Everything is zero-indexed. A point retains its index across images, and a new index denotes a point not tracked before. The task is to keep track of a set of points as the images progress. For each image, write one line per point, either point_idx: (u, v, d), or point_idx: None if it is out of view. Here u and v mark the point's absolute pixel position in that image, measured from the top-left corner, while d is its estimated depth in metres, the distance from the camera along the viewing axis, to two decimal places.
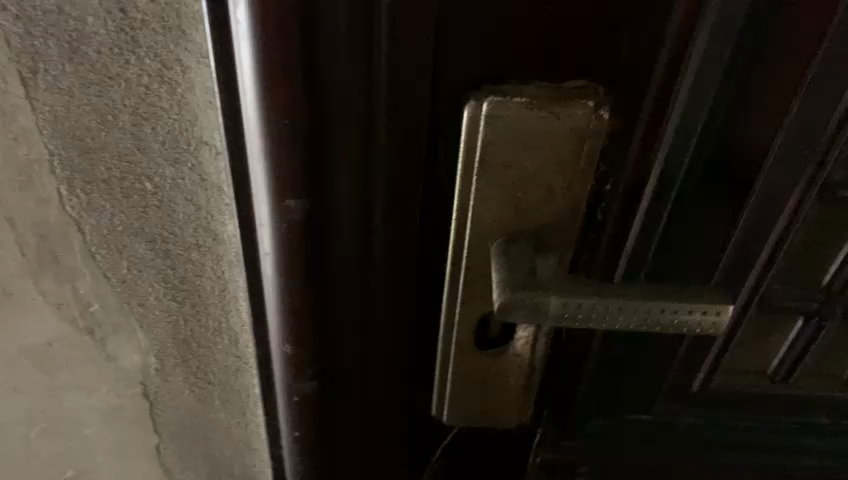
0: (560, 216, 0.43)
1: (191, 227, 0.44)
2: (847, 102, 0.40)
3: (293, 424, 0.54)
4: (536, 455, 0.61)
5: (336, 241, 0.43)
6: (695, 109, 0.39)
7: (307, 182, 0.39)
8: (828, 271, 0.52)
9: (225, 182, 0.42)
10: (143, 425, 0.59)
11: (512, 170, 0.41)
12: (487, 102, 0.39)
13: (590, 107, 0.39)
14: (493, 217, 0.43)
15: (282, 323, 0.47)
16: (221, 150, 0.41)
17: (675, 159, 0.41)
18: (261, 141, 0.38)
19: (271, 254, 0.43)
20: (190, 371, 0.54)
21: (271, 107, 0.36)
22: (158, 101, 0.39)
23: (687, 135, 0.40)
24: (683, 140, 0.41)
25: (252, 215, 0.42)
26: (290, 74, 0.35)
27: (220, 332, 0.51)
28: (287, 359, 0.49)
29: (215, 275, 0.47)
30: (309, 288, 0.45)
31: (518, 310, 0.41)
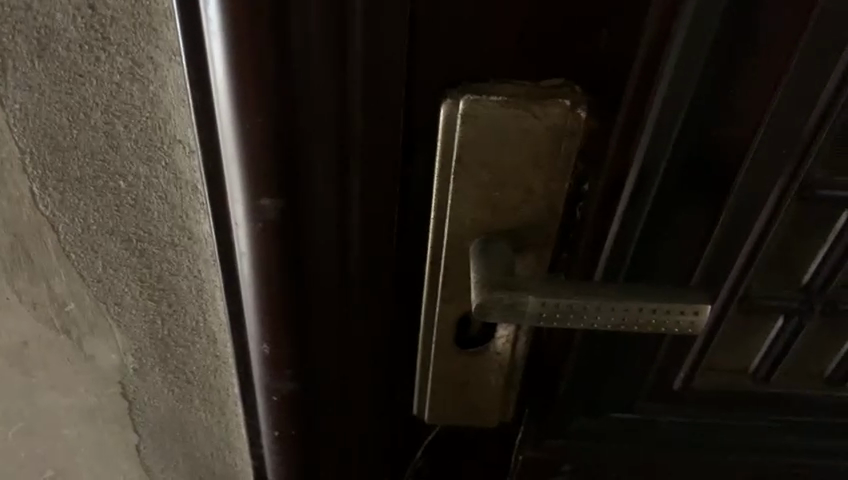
0: (538, 216, 0.43)
1: (167, 226, 0.44)
2: (823, 103, 0.40)
3: (272, 424, 0.53)
4: (519, 453, 0.62)
5: (313, 242, 0.43)
6: (672, 108, 0.39)
7: (282, 182, 0.39)
8: (807, 271, 0.52)
9: (199, 181, 0.41)
10: (122, 426, 0.58)
11: (490, 169, 0.41)
12: (464, 101, 0.39)
13: (567, 106, 0.39)
14: (471, 217, 0.43)
15: (260, 323, 0.46)
16: (194, 149, 0.40)
17: (652, 158, 0.41)
18: (234, 140, 0.37)
19: (247, 253, 0.42)
20: (169, 370, 0.53)
21: (244, 106, 0.36)
22: (130, 99, 0.38)
23: (664, 135, 0.40)
24: (661, 140, 0.40)
25: (227, 215, 0.41)
26: (262, 74, 0.35)
27: (198, 332, 0.50)
28: (266, 358, 0.49)
29: (192, 274, 0.47)
30: (286, 288, 0.44)
31: (496, 311, 0.41)
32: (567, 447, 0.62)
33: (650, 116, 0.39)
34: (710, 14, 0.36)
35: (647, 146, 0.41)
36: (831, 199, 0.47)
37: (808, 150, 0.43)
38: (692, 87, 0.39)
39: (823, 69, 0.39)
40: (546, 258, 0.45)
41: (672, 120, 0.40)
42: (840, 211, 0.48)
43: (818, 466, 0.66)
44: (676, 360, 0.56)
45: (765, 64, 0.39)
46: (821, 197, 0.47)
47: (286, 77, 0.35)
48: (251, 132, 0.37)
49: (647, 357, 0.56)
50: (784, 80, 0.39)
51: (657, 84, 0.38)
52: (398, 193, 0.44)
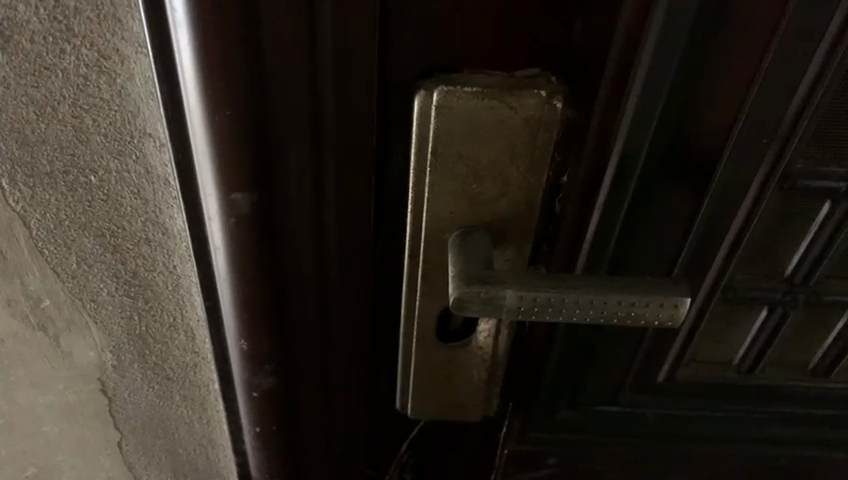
0: (517, 209, 0.43)
1: (140, 221, 0.43)
2: (803, 93, 0.40)
3: (254, 420, 0.53)
4: (503, 447, 0.63)
5: (288, 237, 0.42)
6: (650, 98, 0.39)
7: (255, 176, 0.38)
8: (790, 263, 0.52)
9: (171, 174, 0.41)
10: (103, 423, 0.58)
11: (466, 162, 0.40)
12: (437, 91, 0.38)
13: (543, 96, 0.38)
14: (449, 210, 0.43)
15: (237, 319, 0.46)
16: (165, 142, 0.40)
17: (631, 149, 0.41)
18: (204, 132, 0.37)
19: (222, 248, 0.42)
20: (148, 367, 0.53)
21: (212, 98, 0.35)
22: (98, 92, 0.37)
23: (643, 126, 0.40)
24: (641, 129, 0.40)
25: (201, 209, 0.41)
26: (229, 66, 0.34)
27: (176, 328, 0.50)
28: (245, 355, 0.48)
29: (168, 270, 0.46)
30: (263, 283, 0.44)
31: (474, 305, 0.40)
32: (552, 438, 0.63)
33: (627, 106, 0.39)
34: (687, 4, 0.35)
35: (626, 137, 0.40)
36: (814, 190, 0.46)
37: (789, 140, 0.42)
38: (671, 77, 0.38)
39: (802, 58, 0.38)
40: (526, 250, 0.45)
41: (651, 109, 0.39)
42: (823, 203, 0.48)
43: (803, 456, 0.66)
44: (661, 353, 0.56)
45: (743, 53, 0.38)
46: (804, 187, 0.46)
47: (255, 69, 0.34)
48: (220, 125, 0.36)
49: (631, 349, 0.55)
50: (764, 68, 0.39)
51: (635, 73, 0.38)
52: (373, 187, 0.44)
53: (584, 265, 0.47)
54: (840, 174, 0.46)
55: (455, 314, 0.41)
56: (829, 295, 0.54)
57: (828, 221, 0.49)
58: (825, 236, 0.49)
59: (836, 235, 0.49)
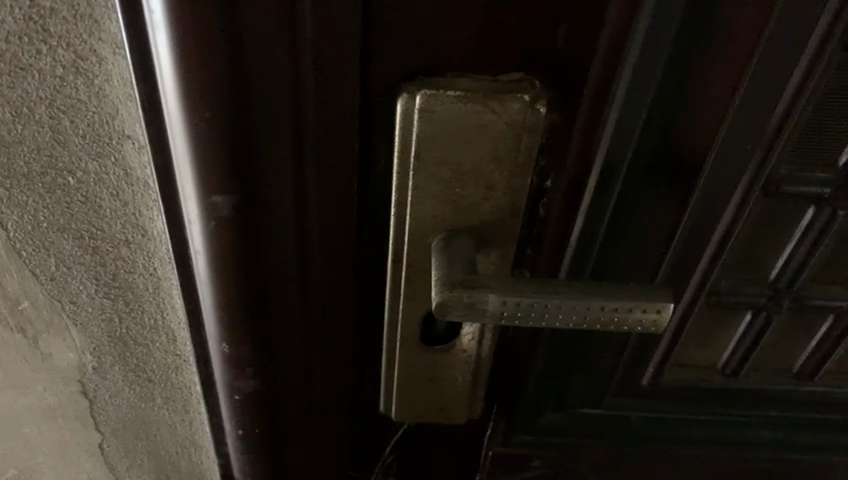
0: (500, 213, 0.42)
1: (119, 223, 0.43)
2: (786, 100, 0.40)
3: (236, 423, 0.52)
4: (488, 450, 0.63)
5: (269, 240, 0.41)
6: (634, 102, 0.38)
7: (235, 180, 0.38)
8: (775, 268, 0.52)
9: (150, 177, 0.40)
10: (84, 424, 0.57)
11: (449, 166, 0.40)
12: (420, 95, 0.38)
13: (526, 101, 0.38)
14: (432, 215, 0.42)
15: (218, 322, 0.45)
16: (144, 144, 0.39)
17: (615, 153, 0.41)
18: (183, 135, 0.36)
19: (202, 251, 0.41)
20: (129, 369, 0.52)
21: (191, 101, 0.35)
22: (75, 94, 0.37)
23: (627, 129, 0.40)
24: (623, 134, 0.40)
25: (180, 211, 0.40)
26: (208, 67, 0.34)
27: (157, 330, 0.49)
28: (226, 358, 0.48)
29: (148, 272, 0.46)
30: (244, 286, 0.43)
31: (457, 310, 0.40)
32: (537, 439, 0.63)
33: (611, 110, 0.39)
34: (670, 9, 0.35)
35: (609, 141, 0.40)
36: (798, 195, 0.46)
37: (771, 148, 0.43)
38: (655, 81, 0.38)
39: (785, 63, 0.38)
40: (510, 254, 0.45)
41: (634, 114, 0.39)
42: (806, 208, 0.48)
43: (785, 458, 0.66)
44: (645, 356, 0.56)
45: (728, 60, 0.38)
46: (787, 192, 0.46)
47: (235, 71, 0.34)
48: (199, 128, 0.36)
49: (616, 353, 0.55)
50: (747, 74, 0.38)
51: (618, 77, 0.37)
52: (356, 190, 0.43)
53: (567, 269, 0.47)
54: (822, 180, 0.46)
55: (438, 318, 0.41)
56: (812, 299, 0.54)
57: (811, 225, 0.49)
58: (808, 240, 0.50)
59: (818, 240, 0.49)
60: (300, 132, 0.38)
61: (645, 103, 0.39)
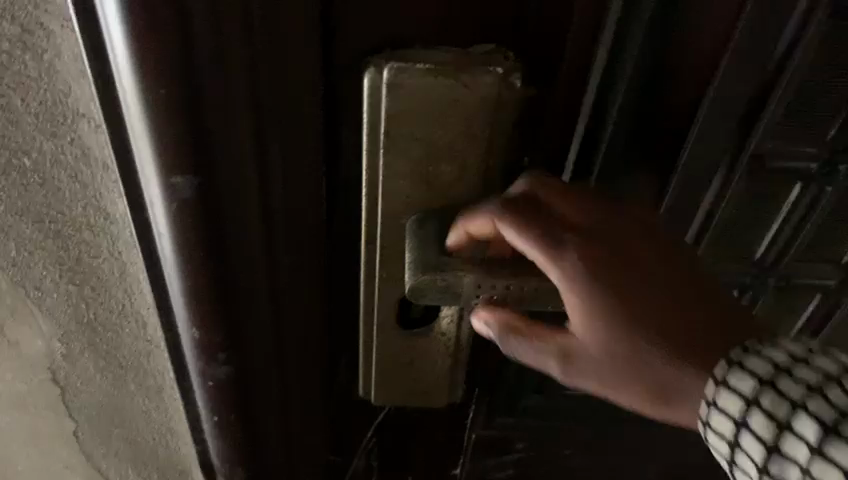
0: (476, 192, 0.41)
1: (80, 206, 0.41)
2: (775, 63, 0.39)
3: (212, 409, 0.51)
4: (471, 432, 0.62)
5: (234, 224, 0.40)
6: (618, 62, 0.38)
7: (196, 160, 0.36)
8: (761, 246, 0.51)
9: (109, 157, 0.39)
10: (55, 411, 0.56)
11: (421, 146, 0.39)
12: (387, 69, 0.36)
13: (499, 75, 0.36)
14: (404, 194, 0.41)
15: (187, 307, 0.44)
16: (100, 123, 0.37)
17: (600, 114, 0.40)
18: (139, 112, 0.34)
19: (167, 234, 0.40)
20: (99, 356, 0.51)
21: (144, 77, 0.33)
22: (24, 70, 0.35)
23: (611, 93, 0.39)
24: (605, 98, 0.39)
25: (142, 193, 0.39)
26: (159, 39, 0.32)
27: (126, 315, 0.48)
28: (197, 343, 0.46)
29: (113, 256, 0.44)
30: (210, 270, 0.42)
31: (430, 295, 0.40)
32: (517, 422, 0.62)
33: (592, 71, 0.38)
34: None
35: (589, 108, 0.40)
36: (783, 171, 0.45)
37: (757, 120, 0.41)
38: (639, 43, 0.37)
39: (772, 24, 0.37)
40: None
41: (617, 74, 0.38)
42: (792, 185, 0.46)
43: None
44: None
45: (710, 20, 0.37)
46: (773, 169, 0.45)
47: (189, 44, 0.32)
48: (154, 105, 0.34)
49: None
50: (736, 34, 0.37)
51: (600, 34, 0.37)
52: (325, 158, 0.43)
53: None
54: (809, 153, 0.44)
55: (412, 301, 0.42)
56: (798, 277, 0.53)
57: (798, 202, 0.47)
58: (794, 219, 0.48)
59: (805, 217, 0.48)
60: (262, 109, 0.36)
61: (628, 64, 0.38)
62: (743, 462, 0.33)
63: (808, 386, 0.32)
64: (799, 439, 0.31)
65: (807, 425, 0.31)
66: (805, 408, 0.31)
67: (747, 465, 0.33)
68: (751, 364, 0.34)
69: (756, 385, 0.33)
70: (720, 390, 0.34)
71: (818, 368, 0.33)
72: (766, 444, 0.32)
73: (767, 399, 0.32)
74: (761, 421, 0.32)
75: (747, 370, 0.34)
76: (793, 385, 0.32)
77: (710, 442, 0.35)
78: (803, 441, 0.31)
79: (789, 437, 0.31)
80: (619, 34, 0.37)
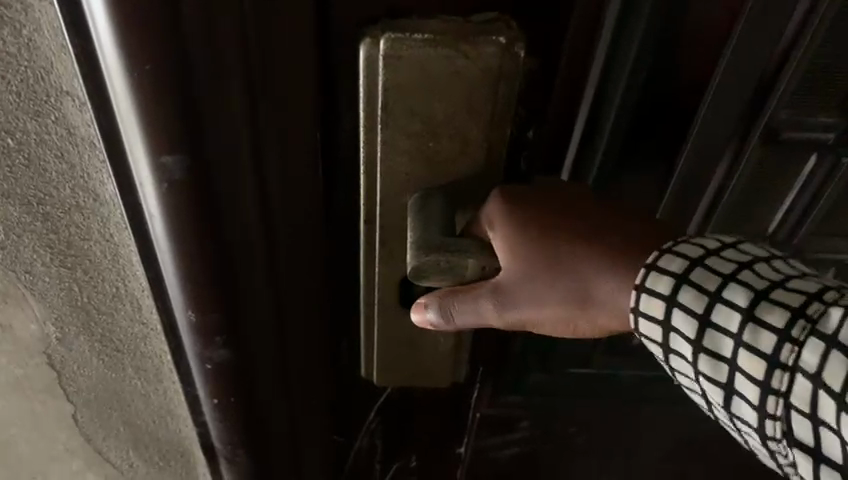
0: (478, 168, 0.39)
1: (68, 188, 0.40)
2: (791, 32, 0.37)
3: (210, 391, 0.50)
4: (476, 411, 0.62)
5: (228, 204, 0.38)
6: (626, 35, 0.37)
7: (187, 139, 0.35)
8: (774, 220, 0.49)
9: (95, 137, 0.37)
10: (53, 395, 0.55)
11: (419, 120, 0.37)
12: (383, 40, 0.35)
13: (502, 45, 0.34)
14: (404, 171, 0.39)
15: (182, 290, 0.43)
16: (85, 101, 0.36)
17: (606, 88, 0.39)
18: (125, 89, 0.33)
19: (158, 216, 0.38)
20: (95, 339, 0.50)
21: (130, 51, 0.31)
22: (3, 46, 0.33)
23: (617, 66, 0.38)
24: (612, 69, 0.38)
25: (130, 173, 0.37)
26: (144, 9, 0.30)
27: (120, 298, 0.47)
28: (193, 325, 0.45)
29: (104, 238, 0.43)
30: (206, 254, 0.40)
31: (430, 272, 0.38)
32: (521, 402, 0.61)
33: (603, 31, 0.36)
34: None
35: (601, 70, 0.38)
36: (798, 142, 0.43)
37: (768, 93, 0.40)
38: (646, 14, 0.36)
39: None
40: None
41: (627, 34, 0.37)
42: (807, 158, 0.45)
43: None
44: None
45: None
46: (787, 140, 0.43)
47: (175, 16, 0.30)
48: (140, 81, 0.32)
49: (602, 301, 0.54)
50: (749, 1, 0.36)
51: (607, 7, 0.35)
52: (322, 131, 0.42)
53: None
54: (824, 123, 0.43)
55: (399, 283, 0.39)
56: (811, 252, 0.51)
57: (813, 175, 0.46)
58: (808, 193, 0.47)
59: (820, 191, 0.46)
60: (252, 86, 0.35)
61: (635, 33, 0.37)
62: (673, 339, 0.35)
63: (736, 263, 0.34)
64: (733, 308, 0.33)
65: (739, 294, 0.33)
66: (733, 279, 0.33)
67: (675, 339, 0.35)
68: (680, 248, 0.35)
69: (688, 264, 0.34)
70: (649, 273, 0.35)
71: (735, 251, 0.35)
72: (698, 318, 0.34)
73: (696, 275, 0.34)
74: (697, 298, 0.34)
75: (673, 251, 0.35)
76: (723, 262, 0.34)
77: (641, 323, 0.36)
78: (737, 310, 0.33)
79: (723, 307, 0.33)
80: (625, 8, 0.35)
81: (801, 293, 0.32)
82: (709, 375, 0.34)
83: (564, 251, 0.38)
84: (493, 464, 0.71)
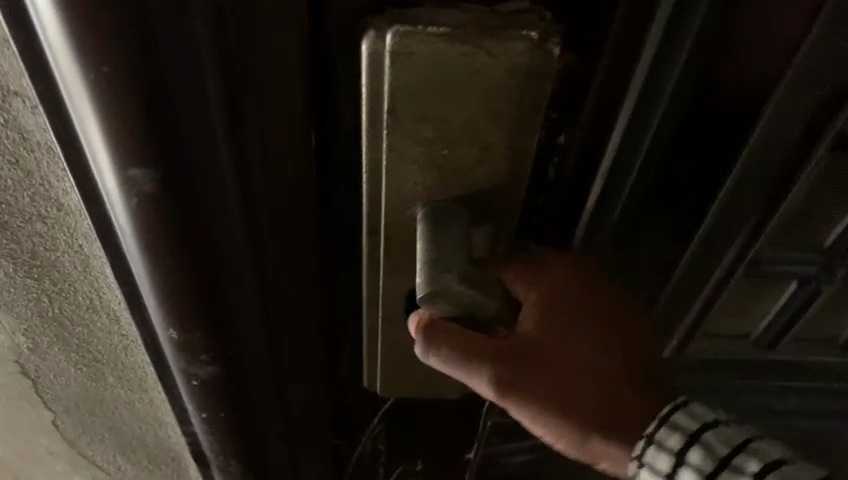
0: (500, 179, 0.35)
1: (27, 196, 0.35)
2: None
3: (199, 407, 0.46)
4: (487, 419, 0.57)
5: (211, 225, 0.33)
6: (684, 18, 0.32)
7: (158, 152, 0.29)
8: (831, 232, 0.47)
9: (53, 143, 0.32)
10: (30, 402, 0.50)
11: (438, 122, 0.32)
12: (391, 32, 0.29)
13: (534, 41, 0.29)
14: (413, 182, 0.34)
15: (162, 308, 0.38)
16: (37, 103, 0.30)
17: (657, 74, 0.34)
18: (82, 94, 0.27)
19: (130, 231, 0.33)
20: (70, 349, 0.45)
21: (82, 51, 0.26)
22: None
23: (673, 49, 0.33)
24: (668, 52, 0.34)
25: (96, 184, 0.32)
26: (98, 2, 0.24)
27: (95, 310, 0.42)
28: (176, 343, 0.40)
29: (73, 249, 0.38)
30: (186, 275, 0.35)
31: (441, 304, 0.33)
32: None
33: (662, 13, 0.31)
34: None
35: (650, 56, 0.33)
36: None
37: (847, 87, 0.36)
38: None
39: None
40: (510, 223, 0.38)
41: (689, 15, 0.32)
42: None
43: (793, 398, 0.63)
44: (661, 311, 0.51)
45: None
46: None
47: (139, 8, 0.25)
48: (100, 85, 0.27)
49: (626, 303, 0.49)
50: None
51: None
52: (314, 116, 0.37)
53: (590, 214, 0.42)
54: None
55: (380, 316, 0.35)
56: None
57: None
58: None
59: None
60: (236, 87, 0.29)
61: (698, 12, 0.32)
62: None
63: (739, 434, 0.38)
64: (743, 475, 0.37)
65: (749, 462, 0.37)
66: (742, 449, 0.38)
67: None
68: (692, 407, 0.39)
69: (701, 426, 0.38)
70: (660, 426, 0.38)
71: (741, 426, 0.39)
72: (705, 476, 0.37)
73: (707, 437, 0.38)
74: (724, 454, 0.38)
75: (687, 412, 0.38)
76: (729, 431, 0.38)
77: (644, 474, 0.38)
78: (747, 475, 0.37)
79: (732, 472, 0.37)
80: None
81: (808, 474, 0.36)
82: None
83: (575, 337, 0.39)
84: (502, 469, 0.67)
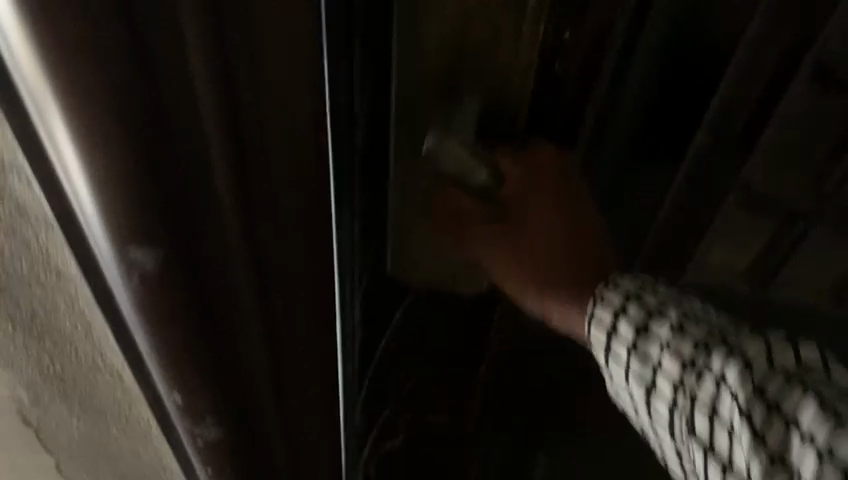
0: (514, 51, 0.45)
1: (24, 263, 0.33)
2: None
3: (205, 461, 0.41)
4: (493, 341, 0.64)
5: (209, 257, 0.32)
6: None
7: (153, 202, 0.28)
8: None
9: (49, 216, 0.31)
10: (34, 448, 0.49)
11: (448, 47, 0.43)
12: None
13: None
14: (428, 67, 0.43)
15: (165, 375, 0.35)
16: (31, 177, 0.30)
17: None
18: (62, 119, 0.25)
19: (127, 298, 0.32)
20: (73, 406, 0.43)
21: (65, 106, 0.25)
22: None
23: None
24: None
25: (91, 250, 0.30)
26: (79, 41, 0.23)
27: (98, 369, 0.40)
28: (182, 409, 0.37)
29: (74, 313, 0.36)
30: (185, 332, 0.33)
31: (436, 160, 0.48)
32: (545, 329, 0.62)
33: None
34: None
35: None
36: None
37: None
38: None
39: None
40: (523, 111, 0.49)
41: None
42: None
43: None
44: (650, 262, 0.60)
45: None
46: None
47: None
48: (77, 97, 0.24)
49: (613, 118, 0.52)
50: None
51: None
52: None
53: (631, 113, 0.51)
54: None
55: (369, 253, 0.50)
56: None
57: None
58: None
59: None
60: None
61: None
62: (615, 366, 0.44)
63: (695, 338, 0.41)
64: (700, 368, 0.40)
65: (717, 357, 0.40)
66: (721, 367, 0.39)
67: (615, 371, 0.44)
68: (637, 306, 0.44)
69: (640, 327, 0.43)
70: (605, 302, 0.45)
71: (660, 293, 0.45)
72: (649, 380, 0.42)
73: (651, 348, 0.43)
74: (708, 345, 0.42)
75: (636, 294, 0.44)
76: (695, 346, 0.41)
77: (602, 328, 0.44)
78: (694, 377, 0.40)
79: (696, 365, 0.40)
80: None
81: (802, 397, 0.36)
82: (639, 372, 0.42)
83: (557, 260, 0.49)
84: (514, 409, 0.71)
